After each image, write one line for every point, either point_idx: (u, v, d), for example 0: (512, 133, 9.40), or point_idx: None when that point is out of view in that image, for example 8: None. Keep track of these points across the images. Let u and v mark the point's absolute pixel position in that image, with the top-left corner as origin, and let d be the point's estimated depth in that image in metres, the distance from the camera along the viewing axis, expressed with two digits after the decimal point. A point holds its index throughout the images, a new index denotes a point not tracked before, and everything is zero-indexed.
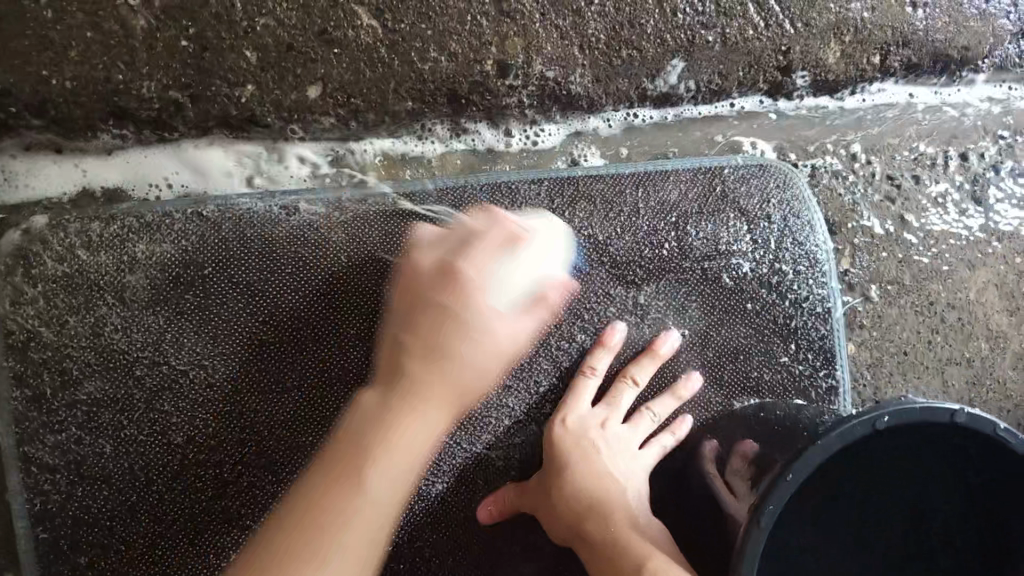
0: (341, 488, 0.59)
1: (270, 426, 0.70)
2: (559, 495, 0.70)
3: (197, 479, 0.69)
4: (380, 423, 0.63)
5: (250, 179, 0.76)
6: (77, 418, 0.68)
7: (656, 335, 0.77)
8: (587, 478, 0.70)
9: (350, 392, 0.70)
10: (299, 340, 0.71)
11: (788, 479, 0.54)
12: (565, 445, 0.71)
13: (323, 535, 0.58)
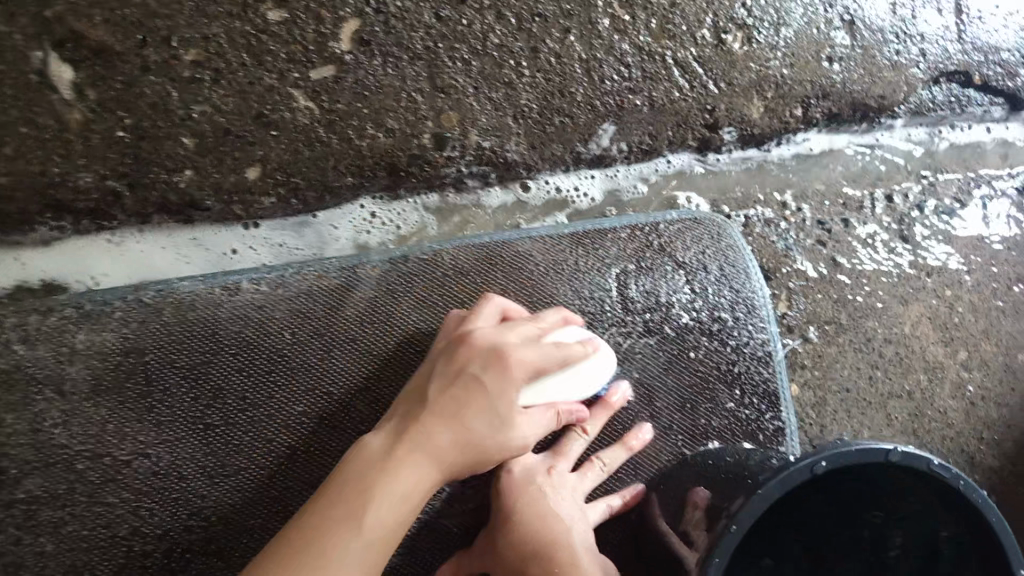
0: (367, 505, 0.56)
1: (219, 510, 0.70)
2: (503, 545, 0.70)
3: (145, 568, 0.68)
4: (396, 451, 0.60)
5: (208, 261, 0.77)
6: (16, 518, 0.67)
7: (608, 387, 0.78)
8: (534, 523, 0.70)
9: (297, 469, 0.72)
10: (245, 422, 0.72)
11: (732, 528, 0.57)
12: (509, 493, 0.71)
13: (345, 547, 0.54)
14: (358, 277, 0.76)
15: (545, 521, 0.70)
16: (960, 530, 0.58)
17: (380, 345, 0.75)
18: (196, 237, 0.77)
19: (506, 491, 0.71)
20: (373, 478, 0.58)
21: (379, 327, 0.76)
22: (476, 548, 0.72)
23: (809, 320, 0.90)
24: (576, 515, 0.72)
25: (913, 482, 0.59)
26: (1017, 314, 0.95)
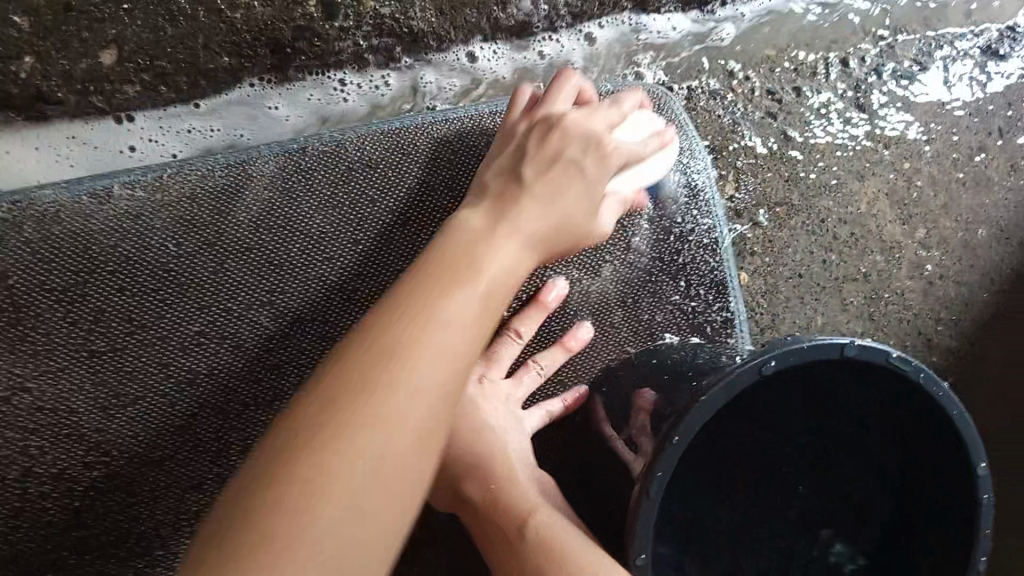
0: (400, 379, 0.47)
1: (117, 447, 0.62)
2: None
3: (39, 516, 0.61)
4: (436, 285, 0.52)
5: (95, 160, 0.68)
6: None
7: (541, 284, 0.71)
8: (465, 435, 0.63)
9: (204, 395, 0.64)
10: (138, 346, 0.63)
11: (676, 440, 0.48)
12: None
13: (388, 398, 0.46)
14: (252, 175, 0.67)
15: (478, 431, 0.63)
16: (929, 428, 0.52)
17: (288, 252, 0.66)
18: (74, 134, 0.67)
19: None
20: (362, 395, 0.45)
21: (283, 230, 0.66)
22: None
23: (759, 203, 0.83)
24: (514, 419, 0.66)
25: (879, 373, 0.52)
26: (978, 187, 0.88)
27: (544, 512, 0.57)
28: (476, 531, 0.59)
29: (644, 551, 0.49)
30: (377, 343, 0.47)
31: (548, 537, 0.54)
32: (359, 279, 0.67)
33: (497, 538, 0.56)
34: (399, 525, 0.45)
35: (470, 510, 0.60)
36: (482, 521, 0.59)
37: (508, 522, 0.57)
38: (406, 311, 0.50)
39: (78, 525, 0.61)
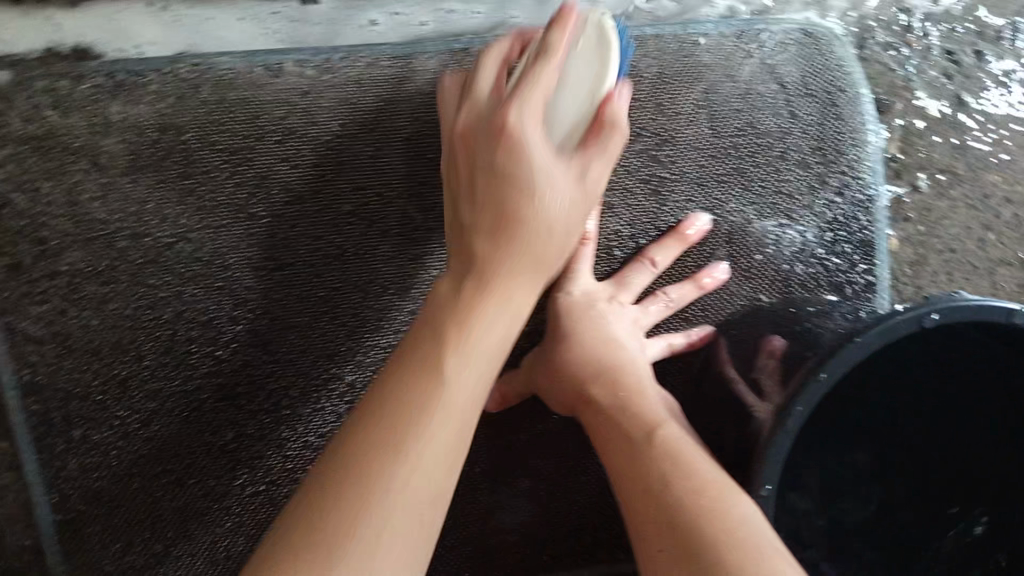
0: (440, 395, 0.46)
1: (263, 305, 0.69)
2: (563, 360, 0.63)
3: (189, 356, 0.69)
4: (466, 304, 0.50)
5: (286, 36, 0.70)
6: (61, 291, 0.67)
7: (682, 217, 0.70)
8: (599, 341, 0.63)
9: (346, 270, 0.69)
10: (293, 215, 0.68)
11: (823, 376, 0.48)
12: (569, 313, 0.65)
13: (412, 447, 0.44)
14: (415, 70, 0.69)
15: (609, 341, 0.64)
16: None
17: (438, 147, 0.69)
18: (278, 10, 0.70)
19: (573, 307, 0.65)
20: (405, 405, 0.46)
21: (437, 126, 0.69)
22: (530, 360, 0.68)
23: (920, 167, 0.79)
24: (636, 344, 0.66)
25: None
26: None
27: (675, 430, 0.56)
28: (595, 436, 0.59)
29: (769, 482, 0.49)
30: (411, 369, 0.47)
31: (678, 452, 0.54)
32: None
33: (623, 443, 0.56)
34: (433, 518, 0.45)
35: (593, 414, 0.60)
36: (604, 427, 0.59)
37: (637, 430, 0.56)
38: (456, 312, 0.50)
39: (223, 369, 0.69)
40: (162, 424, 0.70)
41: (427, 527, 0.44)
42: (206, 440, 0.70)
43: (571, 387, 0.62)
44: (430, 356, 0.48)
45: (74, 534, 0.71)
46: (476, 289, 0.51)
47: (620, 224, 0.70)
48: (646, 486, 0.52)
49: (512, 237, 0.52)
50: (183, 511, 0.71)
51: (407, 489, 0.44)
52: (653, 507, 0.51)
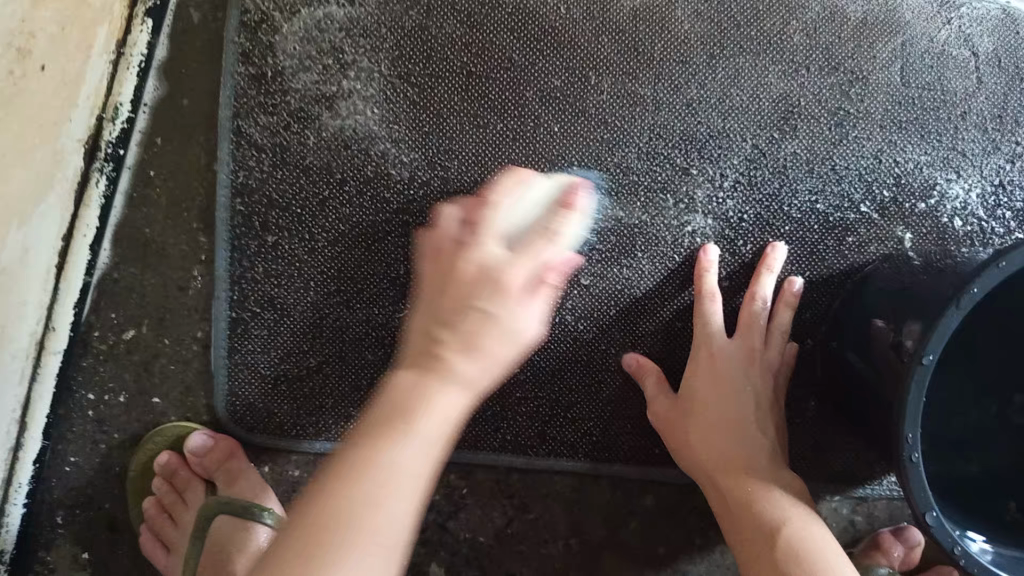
0: (332, 551, 0.47)
1: (457, 158, 0.75)
2: (695, 434, 0.71)
3: (383, 190, 0.76)
4: (373, 448, 0.50)
5: None
6: (290, 107, 0.75)
7: (767, 249, 0.77)
8: (722, 429, 0.71)
9: (542, 139, 0.76)
10: (504, 80, 0.75)
11: (1004, 265, 0.54)
12: (704, 377, 0.73)
13: (331, 553, 0.47)
14: None
15: (736, 405, 0.72)
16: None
17: (649, 46, 0.76)
18: None
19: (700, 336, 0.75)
20: (311, 539, 0.47)
21: (651, 27, 0.76)
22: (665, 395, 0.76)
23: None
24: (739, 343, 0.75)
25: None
26: None
27: (794, 509, 0.65)
28: (725, 513, 0.68)
29: (932, 354, 0.55)
30: (327, 519, 0.48)
31: (803, 543, 0.62)
32: (699, 89, 0.77)
33: (753, 526, 0.65)
34: None
35: (722, 494, 0.68)
36: (732, 500, 0.67)
37: (764, 519, 0.65)
38: (337, 478, 0.50)
39: (407, 209, 0.76)
40: (342, 249, 0.77)
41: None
42: (375, 272, 0.78)
43: (702, 465, 0.70)
44: (314, 512, 0.48)
45: (247, 332, 0.79)
46: (405, 402, 0.52)
47: (802, 147, 0.77)
48: (777, 572, 0.61)
49: (428, 365, 0.54)
50: (343, 331, 0.79)
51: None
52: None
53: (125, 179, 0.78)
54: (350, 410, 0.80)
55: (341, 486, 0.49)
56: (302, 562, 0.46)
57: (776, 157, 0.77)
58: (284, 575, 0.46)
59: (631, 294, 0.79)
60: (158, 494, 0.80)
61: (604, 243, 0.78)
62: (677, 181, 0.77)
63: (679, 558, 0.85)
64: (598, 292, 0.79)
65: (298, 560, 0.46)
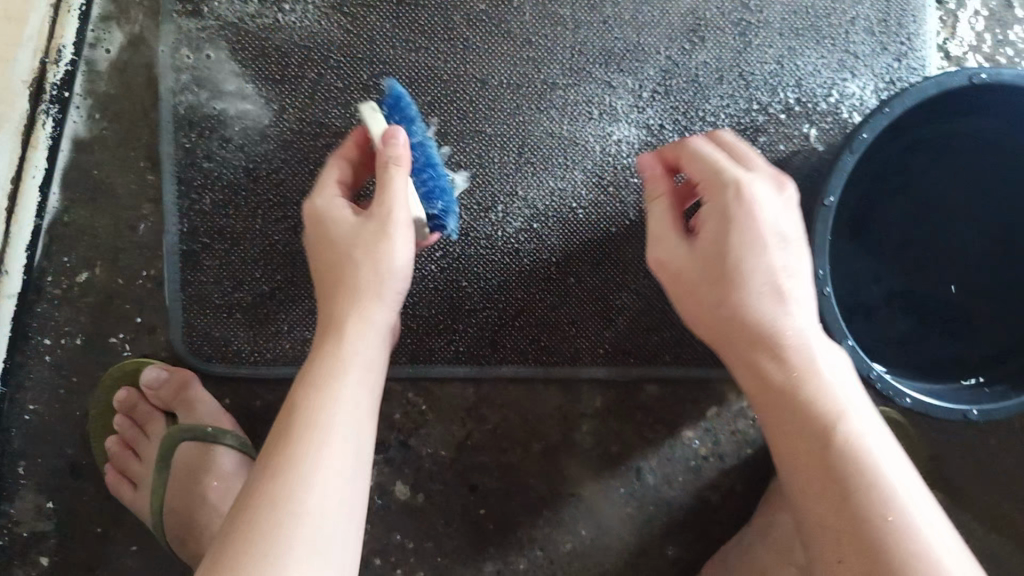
0: (300, 505, 0.51)
1: (391, 80, 0.80)
2: (732, 307, 0.55)
3: (322, 116, 0.80)
4: (313, 417, 0.54)
5: None
6: (226, 39, 0.79)
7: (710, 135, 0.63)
8: (757, 317, 0.54)
9: (469, 59, 0.81)
10: (429, 6, 0.81)
11: (885, 111, 0.62)
12: (732, 259, 0.55)
13: (291, 509, 0.50)
14: None
15: (770, 293, 0.54)
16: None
17: None
18: None
19: (723, 265, 0.55)
20: (277, 498, 0.51)
21: None
22: (679, 280, 0.58)
23: (969, 50, 0.88)
24: (770, 281, 0.55)
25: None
26: None
27: (855, 425, 0.50)
28: (769, 411, 0.53)
29: (832, 194, 0.62)
30: (291, 478, 0.51)
31: (864, 453, 0.49)
32: (610, 7, 0.83)
33: (795, 435, 0.51)
34: (285, 547, 0.49)
35: (765, 390, 0.54)
36: (788, 402, 0.52)
37: (817, 424, 0.51)
38: (285, 435, 0.53)
39: (348, 131, 0.81)
40: (286, 176, 0.81)
41: (281, 538, 0.49)
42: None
43: (742, 351, 0.55)
44: (280, 468, 0.52)
45: (198, 262, 0.81)
46: (323, 353, 0.58)
47: (710, 56, 0.84)
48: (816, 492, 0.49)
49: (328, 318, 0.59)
50: (293, 256, 0.82)
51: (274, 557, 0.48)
52: (824, 506, 0.48)
53: (69, 121, 0.80)
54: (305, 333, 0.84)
55: (300, 454, 0.52)
56: (269, 521, 0.50)
57: (686, 66, 0.84)
58: (248, 529, 0.49)
59: (566, 206, 0.84)
60: (121, 432, 0.81)
61: (536, 157, 0.83)
62: (598, 94, 0.83)
63: (632, 454, 0.90)
64: (534, 204, 0.84)
65: (265, 519, 0.50)
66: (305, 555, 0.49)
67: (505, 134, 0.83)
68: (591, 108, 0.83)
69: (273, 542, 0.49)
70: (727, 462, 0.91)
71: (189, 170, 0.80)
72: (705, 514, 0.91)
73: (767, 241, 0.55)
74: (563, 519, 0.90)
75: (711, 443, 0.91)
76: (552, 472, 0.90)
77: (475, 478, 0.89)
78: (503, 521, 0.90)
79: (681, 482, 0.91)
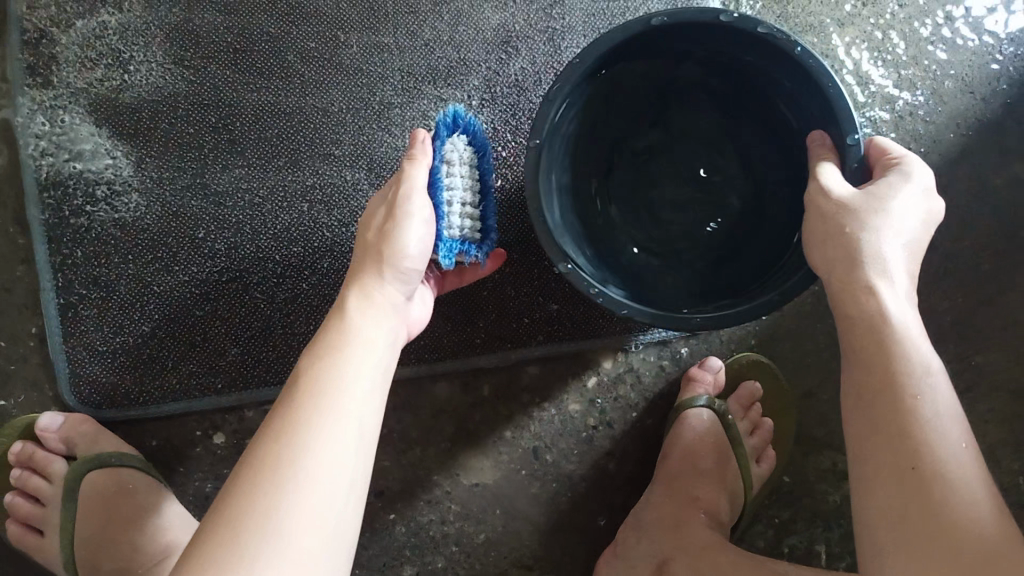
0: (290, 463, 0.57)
1: (238, 121, 0.89)
2: (823, 258, 0.66)
3: (178, 161, 0.89)
4: (313, 387, 0.61)
5: None
6: (80, 104, 0.88)
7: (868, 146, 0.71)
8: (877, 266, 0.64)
9: (306, 93, 0.90)
10: (262, 51, 0.90)
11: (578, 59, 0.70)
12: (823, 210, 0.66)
13: (287, 466, 0.57)
14: None
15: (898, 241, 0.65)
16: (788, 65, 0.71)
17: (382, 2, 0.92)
18: None
19: (850, 241, 0.64)
20: (274, 455, 0.58)
21: None
22: (832, 239, 0.65)
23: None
24: (875, 251, 0.64)
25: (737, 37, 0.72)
26: (952, 42, 1.03)
27: (925, 364, 0.61)
28: (871, 357, 0.63)
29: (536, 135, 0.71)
30: (287, 437, 0.59)
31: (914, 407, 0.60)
32: (428, 29, 0.92)
33: (875, 392, 0.61)
34: (281, 499, 0.56)
35: (869, 342, 0.63)
36: (877, 349, 0.62)
37: (899, 381, 0.61)
38: (290, 401, 0.61)
39: (205, 170, 0.89)
40: (150, 220, 0.88)
41: (277, 490, 0.56)
42: (186, 231, 0.88)
43: (858, 294, 0.63)
44: (280, 427, 0.59)
45: (76, 310, 0.86)
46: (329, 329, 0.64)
47: (527, 62, 0.93)
48: (882, 431, 0.60)
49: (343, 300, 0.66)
50: (167, 294, 0.87)
51: (268, 507, 0.56)
52: (885, 440, 0.60)
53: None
54: (188, 367, 0.87)
55: (295, 416, 0.60)
56: (265, 475, 0.57)
57: (503, 74, 0.93)
58: (247, 480, 0.57)
59: None
60: (19, 483, 0.83)
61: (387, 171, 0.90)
62: (431, 110, 0.92)
63: (526, 436, 0.95)
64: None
65: (259, 473, 0.57)
66: (304, 499, 0.56)
67: (351, 155, 0.90)
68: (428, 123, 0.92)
69: (266, 495, 0.56)
70: (616, 429, 0.96)
71: (56, 226, 0.87)
72: (605, 483, 0.96)
73: (885, 216, 0.64)
74: (471, 511, 0.93)
75: (597, 412, 0.96)
76: (453, 465, 0.94)
77: (381, 483, 0.93)
78: (414, 522, 0.93)
79: (577, 455, 0.95)
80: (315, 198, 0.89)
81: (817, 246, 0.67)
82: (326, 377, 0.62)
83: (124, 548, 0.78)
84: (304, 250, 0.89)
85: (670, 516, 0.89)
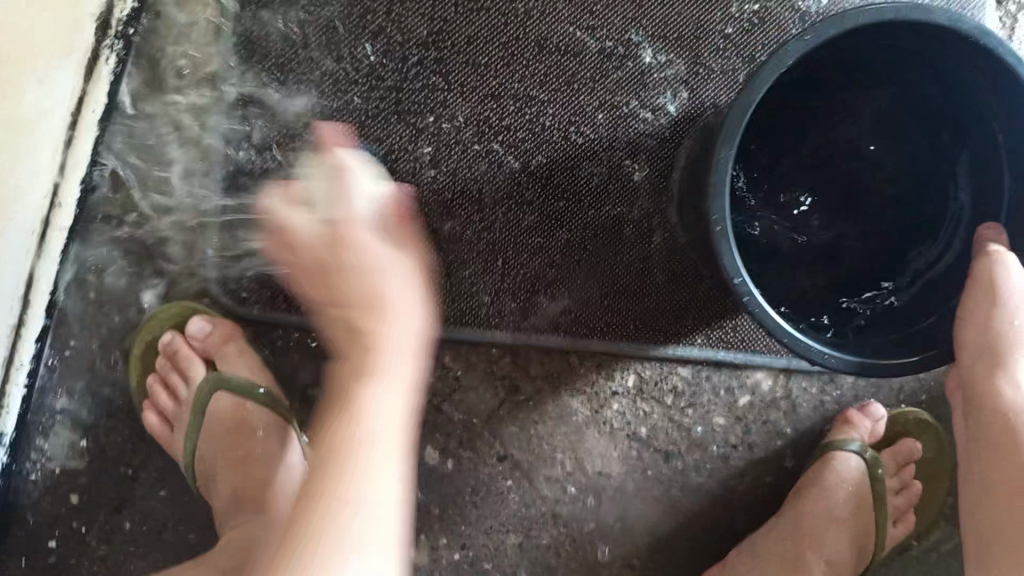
0: (338, 451, 0.57)
1: (448, 42, 0.87)
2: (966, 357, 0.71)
3: (381, 71, 0.86)
4: (349, 387, 0.60)
5: None
6: None
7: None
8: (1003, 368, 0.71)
9: (520, 29, 0.87)
10: None
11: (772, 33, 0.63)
12: (985, 287, 0.68)
13: (335, 507, 0.55)
14: None
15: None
16: (948, 113, 0.73)
17: None
18: None
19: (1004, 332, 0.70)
20: (324, 473, 0.57)
21: None
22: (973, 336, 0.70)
23: None
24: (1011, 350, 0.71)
25: (928, 31, 0.65)
26: None
27: None
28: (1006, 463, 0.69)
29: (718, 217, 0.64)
30: (324, 463, 0.57)
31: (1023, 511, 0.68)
32: None
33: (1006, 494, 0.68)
34: (331, 500, 0.56)
35: (993, 432, 0.71)
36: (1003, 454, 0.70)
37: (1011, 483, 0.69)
38: (349, 409, 0.59)
39: (402, 88, 0.86)
40: (337, 125, 0.86)
41: (327, 497, 0.56)
42: (391, 151, 0.86)
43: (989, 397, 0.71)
44: (318, 453, 0.58)
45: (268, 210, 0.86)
46: (355, 341, 0.62)
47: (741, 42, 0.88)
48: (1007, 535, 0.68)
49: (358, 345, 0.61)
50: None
51: (336, 526, 0.54)
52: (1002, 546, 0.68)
53: (131, 53, 0.86)
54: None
55: (342, 415, 0.59)
56: (318, 489, 0.56)
57: (718, 49, 0.88)
58: (309, 490, 0.57)
59: (609, 175, 0.88)
60: (162, 371, 0.85)
61: (579, 132, 0.87)
62: (644, 80, 0.87)
63: (661, 437, 0.90)
64: (591, 162, 0.87)
65: (320, 480, 0.57)
66: (360, 517, 0.55)
67: (551, 106, 0.87)
68: (637, 89, 0.87)
69: (323, 509, 0.55)
70: (757, 452, 0.91)
71: (259, 124, 0.86)
72: (730, 504, 0.91)
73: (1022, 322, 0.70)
74: (588, 499, 0.90)
75: (741, 431, 0.91)
76: (580, 447, 0.90)
77: (505, 447, 0.90)
78: (528, 495, 0.90)
79: (709, 469, 0.91)
80: (505, 140, 0.87)
81: (970, 329, 0.70)
82: (368, 390, 0.60)
83: (235, 482, 0.79)
84: (478, 189, 0.87)
85: (794, 552, 0.86)
